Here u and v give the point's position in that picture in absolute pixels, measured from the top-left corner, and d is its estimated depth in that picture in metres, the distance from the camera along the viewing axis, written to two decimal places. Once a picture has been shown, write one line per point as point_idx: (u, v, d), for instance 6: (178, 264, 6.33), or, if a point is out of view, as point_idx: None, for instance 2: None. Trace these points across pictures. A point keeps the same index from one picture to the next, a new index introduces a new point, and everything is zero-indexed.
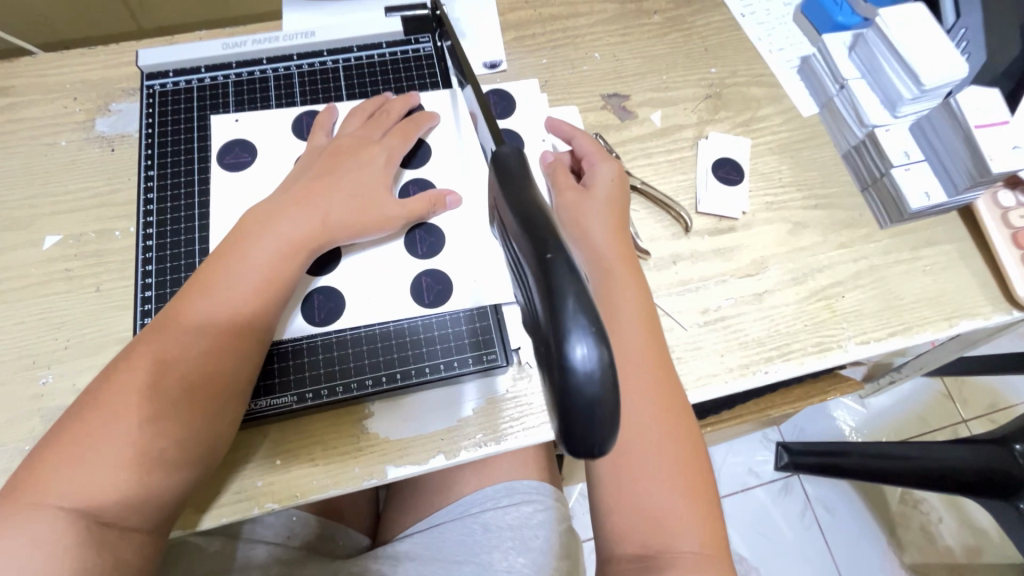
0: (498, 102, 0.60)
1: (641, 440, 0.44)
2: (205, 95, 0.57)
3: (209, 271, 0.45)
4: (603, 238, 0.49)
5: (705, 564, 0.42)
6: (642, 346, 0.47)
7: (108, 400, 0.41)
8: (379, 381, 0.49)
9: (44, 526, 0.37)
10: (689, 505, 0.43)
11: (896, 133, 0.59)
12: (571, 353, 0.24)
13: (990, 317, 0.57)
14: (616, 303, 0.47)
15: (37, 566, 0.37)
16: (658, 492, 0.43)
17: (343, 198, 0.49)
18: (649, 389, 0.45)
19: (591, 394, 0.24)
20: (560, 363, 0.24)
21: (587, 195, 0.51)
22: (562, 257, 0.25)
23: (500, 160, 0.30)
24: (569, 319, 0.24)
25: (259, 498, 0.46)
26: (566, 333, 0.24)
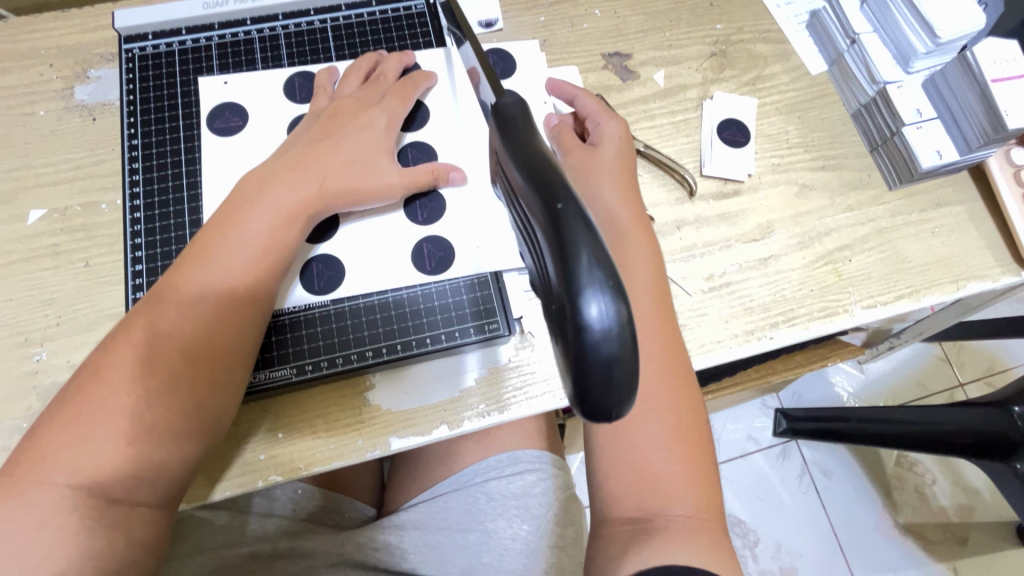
0: (497, 61, 0.58)
1: (645, 409, 0.44)
2: (187, 59, 0.54)
3: (205, 240, 0.43)
4: (615, 201, 0.48)
5: (699, 526, 0.42)
6: (653, 309, 0.46)
7: (105, 373, 0.40)
8: (380, 352, 0.48)
9: (50, 503, 0.37)
10: (686, 468, 0.43)
11: (909, 89, 0.57)
12: (585, 311, 0.22)
13: (998, 279, 0.56)
14: (628, 267, 0.47)
15: (46, 544, 0.36)
16: (657, 454, 0.43)
17: (341, 164, 0.47)
18: (657, 351, 0.45)
19: (607, 355, 0.22)
20: (574, 322, 0.23)
21: (597, 155, 0.49)
22: (574, 209, 0.24)
23: (504, 113, 0.29)
24: (584, 274, 0.22)
25: (262, 472, 0.46)
26: (581, 290, 0.22)
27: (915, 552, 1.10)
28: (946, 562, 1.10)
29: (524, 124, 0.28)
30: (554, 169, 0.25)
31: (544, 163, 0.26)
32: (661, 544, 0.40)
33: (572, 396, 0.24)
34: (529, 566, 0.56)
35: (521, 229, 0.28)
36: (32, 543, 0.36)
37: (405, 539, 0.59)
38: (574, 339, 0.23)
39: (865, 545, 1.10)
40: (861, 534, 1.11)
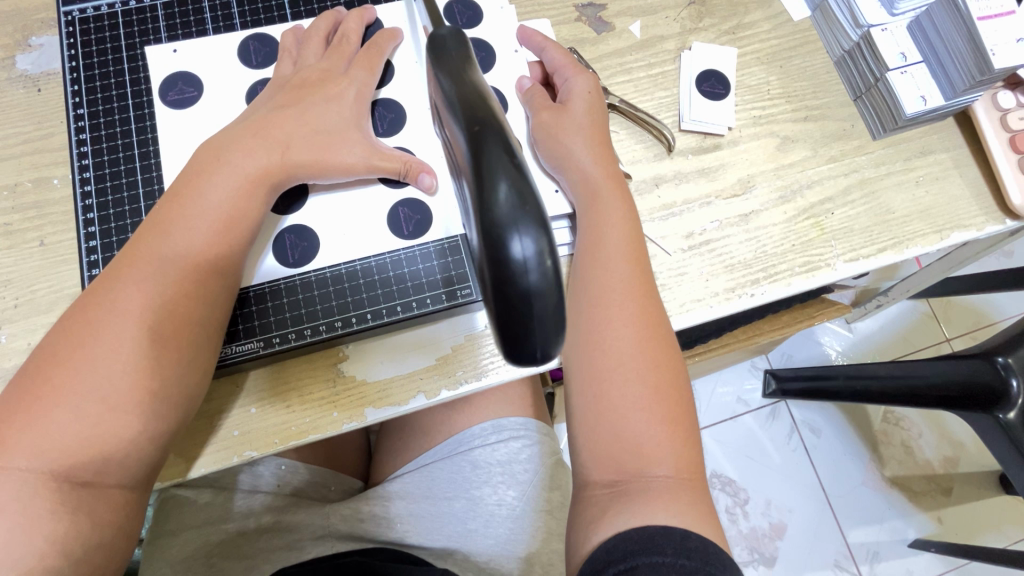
0: (462, 10, 0.54)
1: (623, 370, 0.43)
2: (131, 20, 0.50)
3: (163, 212, 0.41)
4: (591, 163, 0.46)
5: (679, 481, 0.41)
6: (628, 272, 0.45)
7: (67, 349, 0.38)
8: (350, 322, 0.46)
9: (14, 488, 0.36)
10: (664, 428, 0.42)
11: (893, 32, 0.54)
12: (511, 248, 0.26)
13: (983, 228, 0.55)
14: (601, 230, 0.46)
15: (10, 529, 0.36)
16: (634, 414, 0.42)
17: (304, 130, 0.44)
18: (632, 315, 0.44)
19: (529, 283, 0.27)
20: (497, 252, 0.26)
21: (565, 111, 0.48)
22: (502, 157, 0.27)
23: (446, 64, 0.31)
24: (507, 213, 0.26)
25: (237, 448, 0.45)
26: (508, 230, 0.26)
27: (901, 504, 1.13)
28: (930, 512, 1.12)
29: (457, 58, 0.31)
30: (486, 108, 0.29)
31: (474, 100, 0.29)
32: (641, 505, 0.40)
33: (500, 326, 0.28)
34: (515, 531, 0.57)
35: (457, 164, 0.32)
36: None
37: (392, 509, 0.59)
38: (499, 268, 0.27)
39: (852, 499, 1.12)
40: (848, 488, 1.13)
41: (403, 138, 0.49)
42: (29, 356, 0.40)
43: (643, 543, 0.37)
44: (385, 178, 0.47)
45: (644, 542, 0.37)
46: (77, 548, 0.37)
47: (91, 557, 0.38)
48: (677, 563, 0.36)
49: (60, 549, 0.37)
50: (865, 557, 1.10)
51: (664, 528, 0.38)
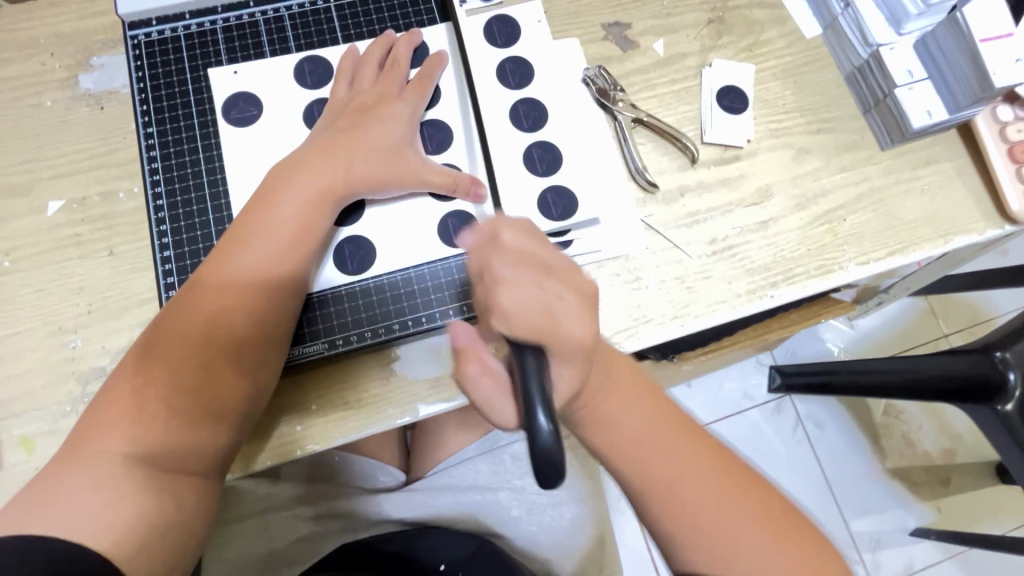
0: (500, 28, 0.57)
1: (695, 490, 0.44)
2: (193, 44, 0.54)
3: (241, 225, 0.45)
4: (581, 328, 0.39)
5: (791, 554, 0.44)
6: (672, 435, 0.46)
7: (158, 349, 0.42)
8: (406, 325, 0.51)
9: (106, 473, 0.39)
10: (767, 533, 0.44)
11: (901, 50, 0.58)
12: (535, 421, 0.33)
13: (983, 232, 0.59)
14: (630, 425, 0.45)
15: (102, 509, 0.38)
16: (727, 530, 0.44)
17: (365, 149, 0.48)
18: (669, 436, 0.45)
19: (541, 439, 0.33)
20: (531, 436, 0.33)
21: (538, 252, 0.40)
22: (535, 379, 0.35)
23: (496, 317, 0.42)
24: (534, 408, 0.34)
25: (300, 441, 0.49)
26: (532, 408, 0.34)
27: (902, 494, 1.17)
28: (930, 501, 1.17)
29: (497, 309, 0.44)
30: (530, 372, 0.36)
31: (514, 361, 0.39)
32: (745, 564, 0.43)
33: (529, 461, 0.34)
34: (556, 517, 0.63)
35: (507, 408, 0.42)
36: (87, 509, 0.38)
37: (438, 500, 0.62)
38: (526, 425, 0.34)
39: (854, 489, 1.17)
40: (852, 479, 1.17)
41: (449, 155, 0.54)
42: (125, 354, 0.44)
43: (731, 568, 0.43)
44: (435, 192, 0.51)
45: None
46: (164, 530, 0.40)
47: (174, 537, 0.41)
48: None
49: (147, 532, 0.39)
50: (867, 544, 1.15)
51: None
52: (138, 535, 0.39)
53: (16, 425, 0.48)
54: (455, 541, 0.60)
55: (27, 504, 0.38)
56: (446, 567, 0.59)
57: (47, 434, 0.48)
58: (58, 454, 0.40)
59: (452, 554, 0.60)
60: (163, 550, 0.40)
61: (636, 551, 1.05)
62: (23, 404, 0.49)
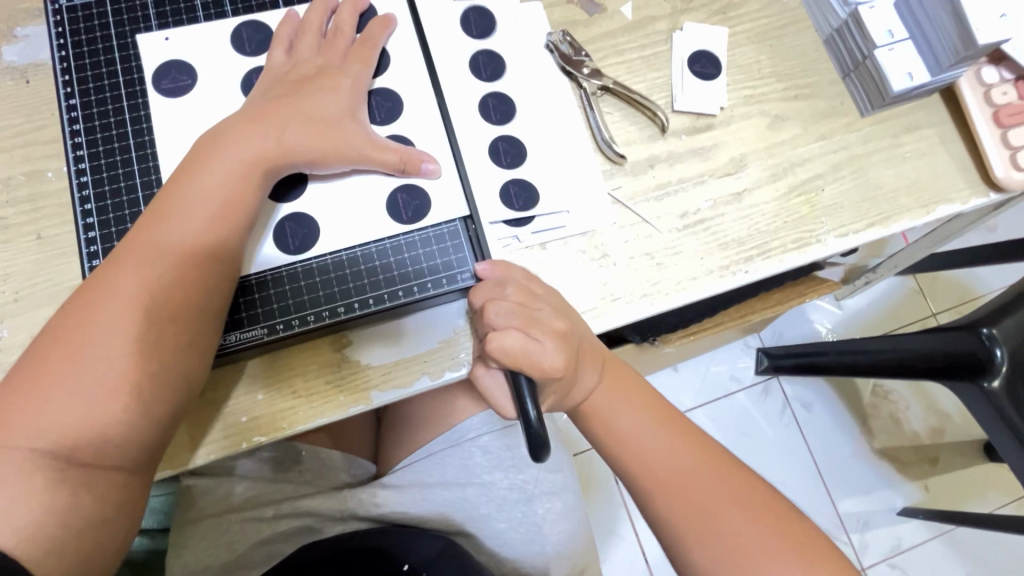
0: (477, 21, 0.54)
1: (693, 485, 0.47)
2: (120, 9, 0.50)
3: (162, 201, 0.42)
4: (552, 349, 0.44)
5: (803, 555, 0.46)
6: (665, 439, 0.49)
7: (68, 334, 0.39)
8: (352, 307, 0.47)
9: (13, 467, 0.37)
10: (779, 537, 0.46)
11: (881, 9, 0.55)
12: (527, 411, 0.41)
13: (967, 201, 0.57)
14: (630, 433, 0.49)
15: (10, 502, 0.36)
16: (740, 528, 0.46)
17: (302, 119, 0.44)
18: (672, 444, 0.49)
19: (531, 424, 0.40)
20: (526, 421, 0.41)
21: (524, 302, 0.45)
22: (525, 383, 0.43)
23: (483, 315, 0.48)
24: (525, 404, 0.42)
25: (245, 434, 0.46)
26: (524, 402, 0.42)
27: (890, 474, 1.16)
28: (918, 481, 1.16)
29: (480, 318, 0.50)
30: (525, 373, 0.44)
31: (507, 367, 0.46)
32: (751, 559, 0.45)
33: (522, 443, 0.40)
34: (529, 512, 0.61)
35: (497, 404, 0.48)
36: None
37: (405, 496, 0.60)
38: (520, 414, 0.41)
39: (842, 470, 1.16)
40: (840, 462, 1.16)
41: (398, 126, 0.50)
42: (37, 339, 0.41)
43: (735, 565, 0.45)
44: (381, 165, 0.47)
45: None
46: (79, 523, 0.38)
47: (93, 533, 0.39)
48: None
49: (58, 525, 0.37)
50: (855, 525, 1.14)
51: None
52: (47, 528, 0.37)
53: None
54: (422, 541, 0.56)
55: None
56: (411, 566, 0.53)
57: None
58: None
59: (419, 553, 0.55)
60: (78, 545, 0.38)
61: (621, 538, 1.04)
62: None
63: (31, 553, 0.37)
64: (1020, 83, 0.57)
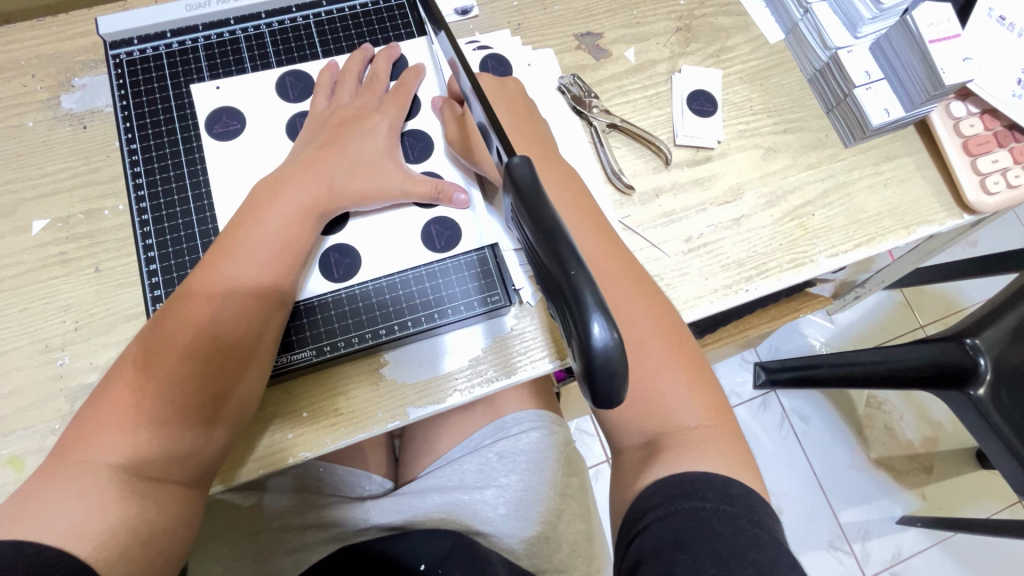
0: (496, 66, 0.61)
1: (653, 365, 0.47)
2: (175, 61, 0.55)
3: (229, 237, 0.47)
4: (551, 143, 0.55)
5: (719, 442, 0.45)
6: (654, 328, 0.48)
7: (146, 361, 0.43)
8: (392, 329, 0.51)
9: (92, 480, 0.41)
10: (705, 410, 0.47)
11: (858, 53, 0.61)
12: (591, 331, 0.27)
13: (944, 222, 0.62)
14: (618, 299, 0.48)
15: (87, 513, 0.40)
16: (665, 379, 0.47)
17: (350, 161, 0.50)
18: (647, 317, 0.48)
19: (596, 355, 0.27)
20: (586, 351, 0.27)
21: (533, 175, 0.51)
22: (584, 274, 0.28)
23: (516, 175, 0.31)
24: (589, 303, 0.27)
25: (291, 449, 0.50)
26: (587, 314, 0.27)
27: (887, 483, 1.20)
28: (914, 489, 1.20)
29: (535, 198, 0.30)
30: (566, 246, 0.28)
31: (548, 249, 0.29)
32: (700, 451, 0.44)
33: (583, 387, 0.29)
34: (543, 511, 0.64)
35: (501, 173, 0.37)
36: (77, 513, 0.40)
37: (427, 500, 0.64)
38: (580, 349, 0.27)
39: (841, 480, 1.20)
40: (838, 471, 1.20)
41: (431, 164, 0.55)
42: (115, 365, 0.45)
43: (682, 489, 0.41)
44: (418, 201, 0.52)
45: (683, 487, 0.41)
46: (148, 530, 0.41)
47: (156, 542, 0.42)
48: (719, 508, 0.40)
49: (130, 534, 0.41)
50: (856, 535, 1.17)
51: (704, 476, 0.42)
52: (119, 540, 0.40)
53: (3, 445, 0.48)
54: (435, 539, 0.59)
55: (10, 515, 0.39)
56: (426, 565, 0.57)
57: (35, 452, 0.48)
58: (48, 462, 0.42)
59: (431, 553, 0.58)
60: (143, 553, 0.41)
61: None
62: (10, 423, 0.48)
63: (105, 564, 0.39)
64: (985, 117, 0.63)
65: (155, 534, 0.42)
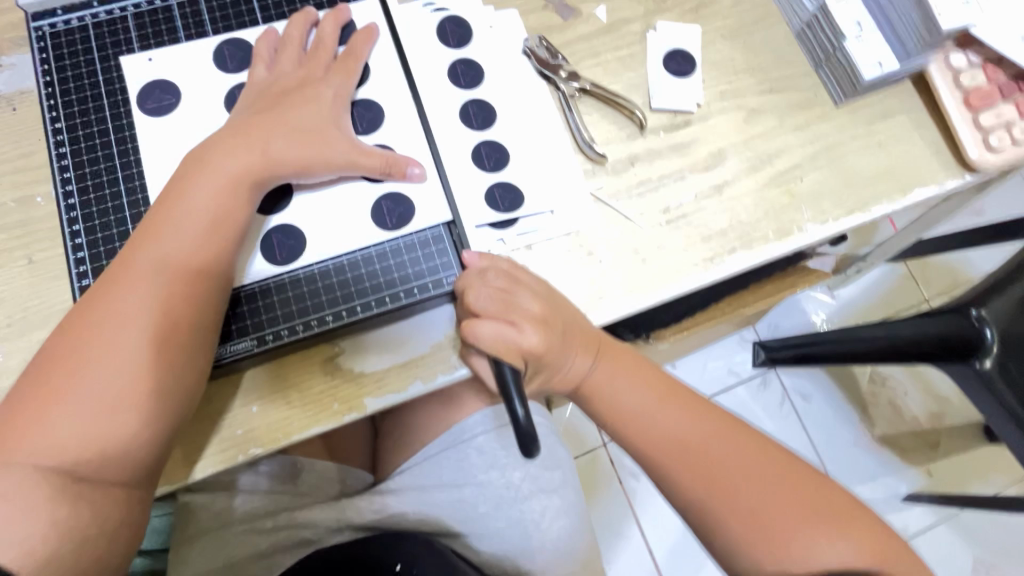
0: (453, 30, 0.55)
1: (718, 466, 0.48)
2: (103, 32, 0.51)
3: (152, 217, 0.43)
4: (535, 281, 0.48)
5: (830, 521, 0.46)
6: (692, 425, 0.49)
7: (67, 353, 0.40)
8: (340, 315, 0.48)
9: (16, 482, 0.37)
10: (795, 494, 0.47)
11: (849, 2, 0.56)
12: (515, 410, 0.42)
13: (944, 183, 0.58)
14: (644, 415, 0.50)
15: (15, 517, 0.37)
16: (749, 490, 0.47)
17: (284, 133, 0.46)
18: (683, 418, 0.50)
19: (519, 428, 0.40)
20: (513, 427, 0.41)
21: (508, 290, 0.46)
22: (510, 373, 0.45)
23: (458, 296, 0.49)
24: (510, 391, 0.43)
25: (242, 445, 0.46)
26: (512, 401, 0.42)
27: (892, 461, 1.16)
28: (920, 466, 1.16)
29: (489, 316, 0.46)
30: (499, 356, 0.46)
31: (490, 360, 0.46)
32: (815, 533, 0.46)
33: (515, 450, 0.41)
34: (525, 510, 0.61)
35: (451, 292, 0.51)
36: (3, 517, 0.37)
37: (404, 499, 0.61)
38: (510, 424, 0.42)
39: (844, 459, 1.16)
40: (841, 449, 1.17)
41: (382, 135, 0.52)
42: (33, 362, 0.42)
43: None
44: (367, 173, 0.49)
45: None
46: (86, 531, 0.39)
47: (91, 545, 0.39)
48: None
49: (63, 536, 0.38)
50: None
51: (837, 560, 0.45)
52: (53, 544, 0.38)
53: None
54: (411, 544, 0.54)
55: None
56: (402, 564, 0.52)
57: None
58: None
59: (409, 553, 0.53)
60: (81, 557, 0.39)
61: (622, 535, 1.05)
62: None
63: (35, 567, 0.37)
64: (988, 67, 0.58)
65: (97, 538, 0.39)
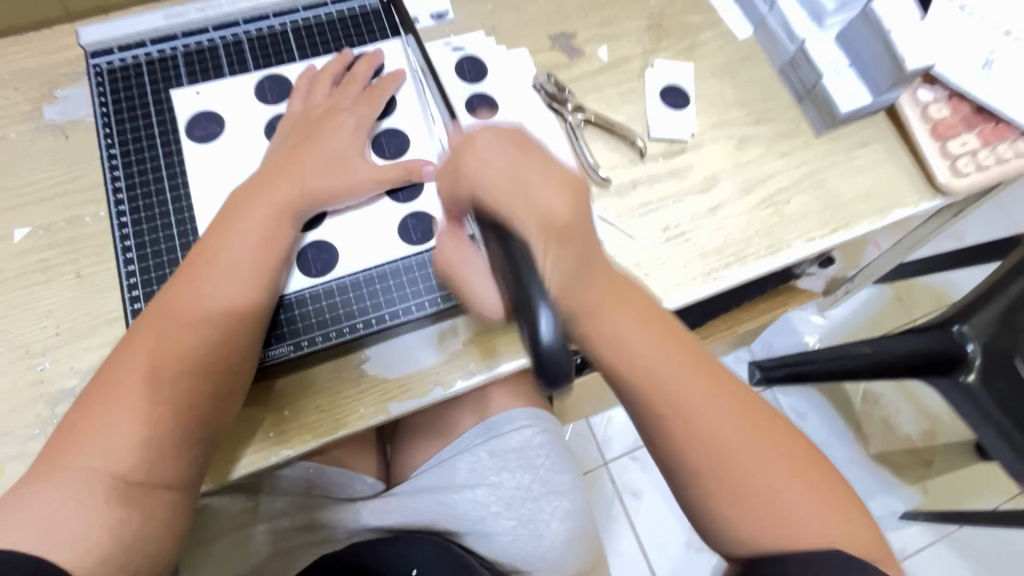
0: (471, 68, 0.61)
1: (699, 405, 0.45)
2: (155, 69, 0.56)
3: (207, 243, 0.47)
4: None
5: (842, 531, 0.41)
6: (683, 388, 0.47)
7: (128, 368, 0.44)
8: (370, 323, 0.52)
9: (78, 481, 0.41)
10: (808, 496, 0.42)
11: (825, 44, 0.63)
12: None
13: (918, 205, 0.63)
14: None
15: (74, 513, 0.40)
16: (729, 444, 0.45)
17: (324, 164, 0.51)
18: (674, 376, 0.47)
19: None
20: None
21: None
22: None
23: None
24: None
25: (274, 446, 0.49)
26: None
27: (887, 477, 1.19)
28: (915, 484, 1.18)
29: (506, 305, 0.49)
30: None
31: None
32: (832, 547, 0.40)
33: None
34: (536, 510, 0.63)
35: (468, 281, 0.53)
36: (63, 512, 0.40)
37: (416, 501, 0.63)
38: None
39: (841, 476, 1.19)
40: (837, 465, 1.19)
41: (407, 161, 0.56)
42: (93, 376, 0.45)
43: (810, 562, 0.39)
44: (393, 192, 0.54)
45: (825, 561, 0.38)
46: (135, 529, 0.41)
47: (139, 543, 0.42)
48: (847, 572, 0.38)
49: (116, 533, 0.40)
50: None
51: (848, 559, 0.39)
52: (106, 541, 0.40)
53: None
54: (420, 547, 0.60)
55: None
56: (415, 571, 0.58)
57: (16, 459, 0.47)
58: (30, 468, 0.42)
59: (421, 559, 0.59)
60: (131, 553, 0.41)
61: (626, 553, 1.06)
62: None
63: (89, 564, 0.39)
64: (952, 101, 0.64)
65: (145, 535, 0.42)
